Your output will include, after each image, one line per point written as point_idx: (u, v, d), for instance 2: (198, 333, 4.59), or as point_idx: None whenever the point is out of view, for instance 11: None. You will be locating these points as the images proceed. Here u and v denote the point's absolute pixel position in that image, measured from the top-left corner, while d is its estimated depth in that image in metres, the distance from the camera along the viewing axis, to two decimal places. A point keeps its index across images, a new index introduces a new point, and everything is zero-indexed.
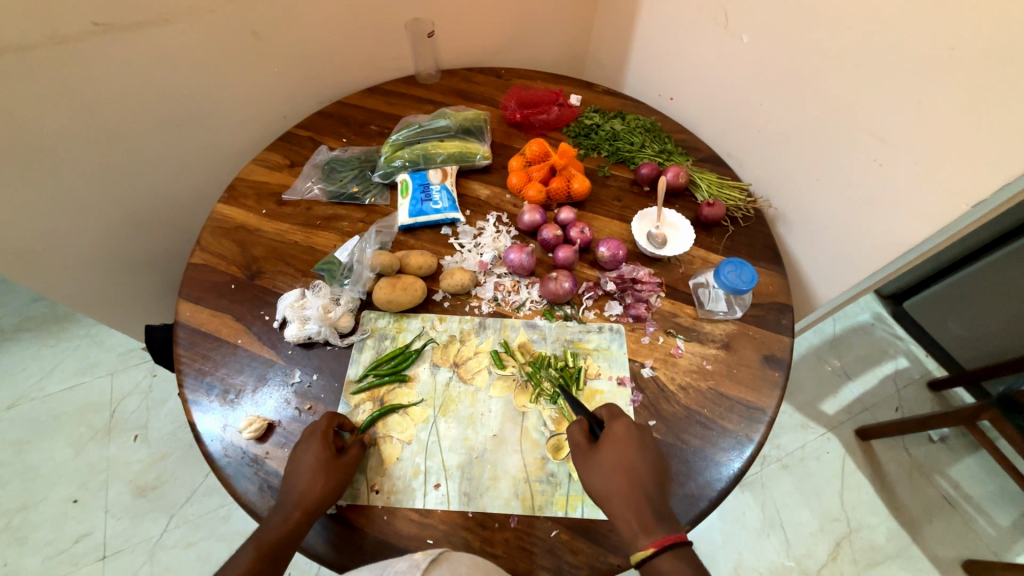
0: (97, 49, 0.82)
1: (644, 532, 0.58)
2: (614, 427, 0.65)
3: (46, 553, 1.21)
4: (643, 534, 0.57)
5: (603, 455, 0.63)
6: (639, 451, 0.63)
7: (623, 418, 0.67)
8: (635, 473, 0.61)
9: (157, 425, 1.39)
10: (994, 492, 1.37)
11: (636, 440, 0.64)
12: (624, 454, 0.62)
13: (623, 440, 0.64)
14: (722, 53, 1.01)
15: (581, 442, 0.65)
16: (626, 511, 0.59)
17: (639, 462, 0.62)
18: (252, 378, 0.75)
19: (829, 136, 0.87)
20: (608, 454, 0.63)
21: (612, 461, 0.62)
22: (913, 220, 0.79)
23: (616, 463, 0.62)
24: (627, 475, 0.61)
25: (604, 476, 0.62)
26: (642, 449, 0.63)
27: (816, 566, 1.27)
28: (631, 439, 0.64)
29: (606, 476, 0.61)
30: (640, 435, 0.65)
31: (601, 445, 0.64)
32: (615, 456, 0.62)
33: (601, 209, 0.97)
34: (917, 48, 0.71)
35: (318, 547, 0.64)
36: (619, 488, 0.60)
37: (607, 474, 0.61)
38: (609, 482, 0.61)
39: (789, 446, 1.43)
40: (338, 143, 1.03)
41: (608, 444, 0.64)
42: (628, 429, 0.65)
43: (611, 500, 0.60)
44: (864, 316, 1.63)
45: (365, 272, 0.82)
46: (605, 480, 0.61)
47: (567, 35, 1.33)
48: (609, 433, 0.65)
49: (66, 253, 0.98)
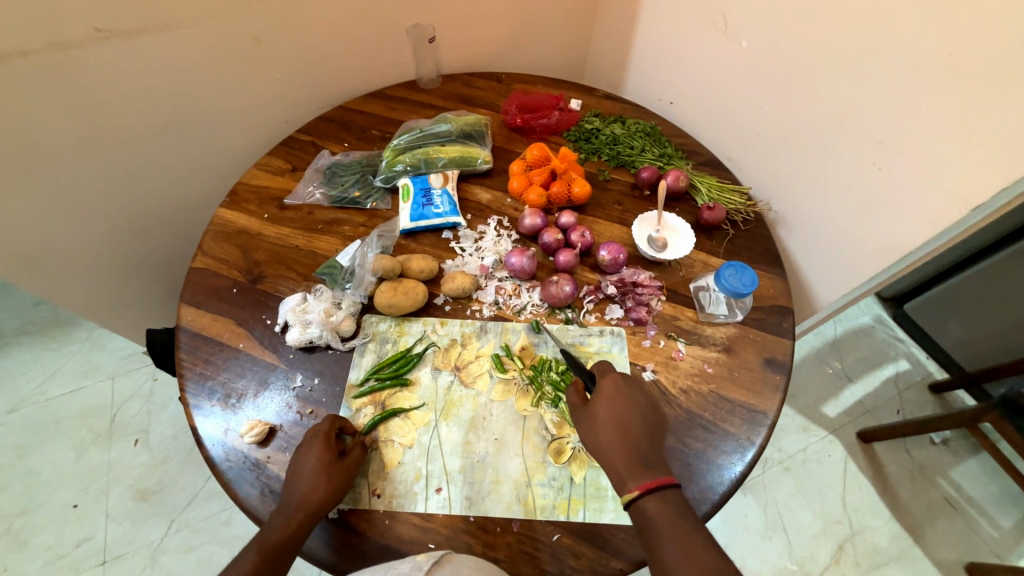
0: (100, 54, 0.83)
1: (631, 478, 0.60)
2: (605, 381, 0.67)
3: (45, 558, 1.20)
4: (630, 479, 0.60)
5: (596, 408, 0.65)
6: (629, 401, 0.65)
7: (612, 372, 0.69)
8: (624, 421, 0.63)
9: (158, 429, 1.39)
10: (996, 494, 1.37)
11: (626, 391, 0.66)
12: (614, 403, 0.65)
13: (612, 392, 0.66)
14: (721, 58, 1.01)
15: (576, 402, 0.68)
16: (616, 455, 0.61)
17: (630, 410, 0.64)
18: (253, 382, 0.75)
19: (829, 140, 0.87)
20: (599, 405, 0.65)
21: (602, 412, 0.64)
22: (913, 223, 0.79)
23: (608, 413, 0.64)
24: (617, 422, 0.63)
25: (596, 426, 0.64)
26: (633, 399, 0.66)
27: (818, 569, 1.26)
28: (620, 390, 0.66)
29: (597, 426, 0.64)
30: (630, 387, 0.67)
31: (592, 398, 0.66)
32: (605, 407, 0.65)
33: (601, 213, 0.97)
34: (915, 52, 0.71)
35: (320, 552, 0.64)
36: (608, 436, 0.63)
37: (599, 424, 0.64)
38: (601, 433, 0.63)
39: (790, 448, 1.43)
40: (339, 148, 1.04)
41: (599, 397, 0.66)
42: (617, 382, 0.67)
43: (601, 448, 0.63)
44: (865, 319, 1.64)
45: (366, 276, 0.82)
46: (597, 429, 0.64)
47: (567, 41, 1.34)
48: (599, 387, 0.67)
49: (68, 257, 0.99)
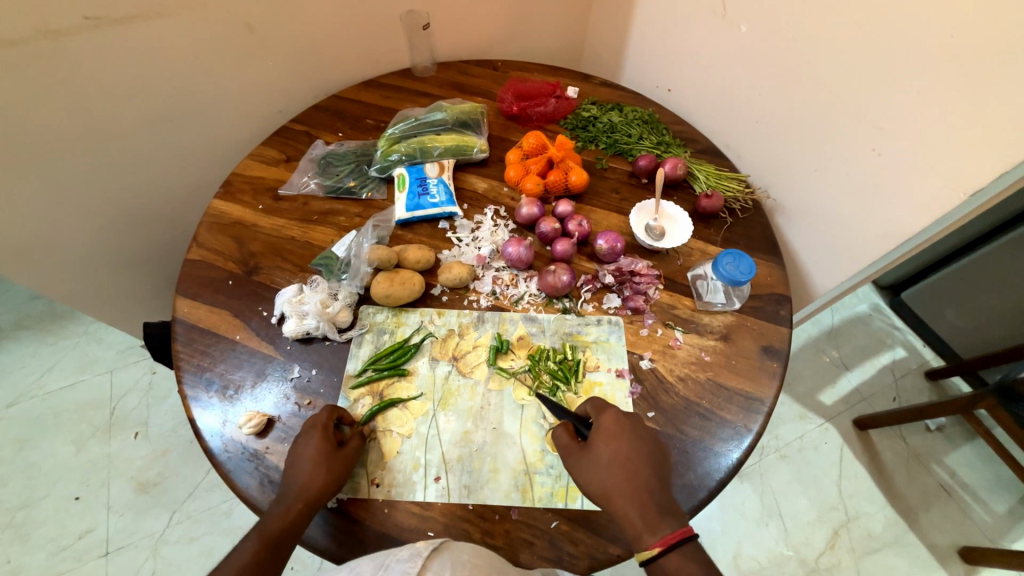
0: (89, 43, 0.82)
1: (650, 532, 0.58)
2: (604, 418, 0.66)
3: (48, 550, 1.21)
4: (648, 534, 0.58)
5: (598, 452, 0.63)
6: (632, 438, 0.64)
7: (610, 409, 0.67)
8: (632, 466, 0.62)
9: (158, 422, 1.39)
10: (990, 480, 1.38)
11: (628, 429, 0.65)
12: (618, 446, 0.63)
13: (614, 433, 0.64)
14: (720, 43, 1.00)
15: (569, 445, 0.66)
16: (629, 505, 0.60)
17: (636, 450, 0.63)
18: (251, 374, 0.75)
19: (829, 127, 0.87)
20: (602, 449, 0.63)
21: (606, 457, 0.63)
22: (912, 211, 0.79)
23: (614, 458, 0.62)
24: (625, 468, 0.62)
25: (601, 471, 0.62)
26: (635, 437, 0.64)
27: (814, 555, 1.28)
28: (622, 429, 0.64)
29: (603, 473, 0.62)
30: (631, 423, 0.65)
31: (592, 440, 0.65)
32: (609, 450, 0.63)
33: (599, 202, 0.96)
34: (917, 35, 0.70)
35: (319, 540, 0.64)
36: (617, 483, 0.61)
37: (605, 470, 0.62)
38: (609, 478, 0.61)
39: (787, 436, 1.44)
40: (334, 137, 1.03)
41: (600, 439, 0.64)
42: (617, 419, 0.65)
43: (612, 497, 0.61)
44: (862, 307, 1.64)
45: (362, 267, 0.82)
46: (603, 476, 0.62)
47: (564, 26, 1.32)
48: (599, 427, 0.65)
49: (62, 249, 0.98)
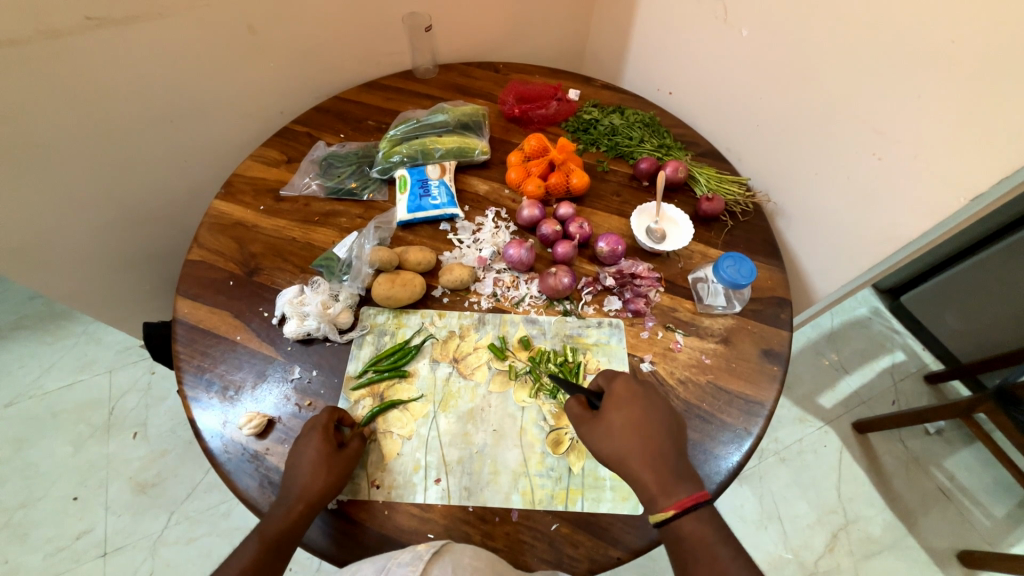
0: (91, 43, 0.82)
1: (664, 495, 0.59)
2: (615, 386, 0.66)
3: (46, 550, 1.21)
4: (663, 497, 0.59)
5: (610, 418, 0.64)
6: (644, 402, 0.64)
7: (621, 377, 0.68)
8: (646, 431, 0.62)
9: (157, 423, 1.39)
10: (989, 483, 1.38)
11: (640, 395, 0.65)
12: (631, 411, 0.63)
13: (626, 399, 0.65)
14: (720, 48, 1.01)
15: (582, 414, 0.66)
16: (643, 469, 0.60)
17: (648, 415, 0.63)
18: (252, 375, 0.75)
19: (829, 131, 0.87)
20: (614, 414, 0.64)
21: (619, 422, 0.63)
22: (913, 215, 0.79)
23: (626, 424, 0.63)
24: (639, 433, 0.62)
25: (614, 437, 0.62)
26: (647, 403, 0.64)
27: (813, 558, 1.28)
28: (634, 395, 0.65)
29: (616, 439, 0.62)
30: (642, 390, 0.66)
31: (604, 408, 0.65)
32: (620, 416, 0.63)
33: (600, 204, 0.97)
34: (917, 40, 0.71)
35: (318, 542, 0.64)
36: (632, 448, 0.61)
37: (617, 436, 0.62)
38: (621, 444, 0.62)
39: (787, 439, 1.44)
40: (335, 138, 1.03)
41: (611, 406, 0.64)
42: (629, 387, 0.66)
43: (625, 460, 0.61)
44: (862, 310, 1.64)
45: (364, 268, 0.82)
46: (616, 441, 0.62)
47: (565, 29, 1.33)
48: (611, 394, 0.66)
49: (62, 249, 0.98)
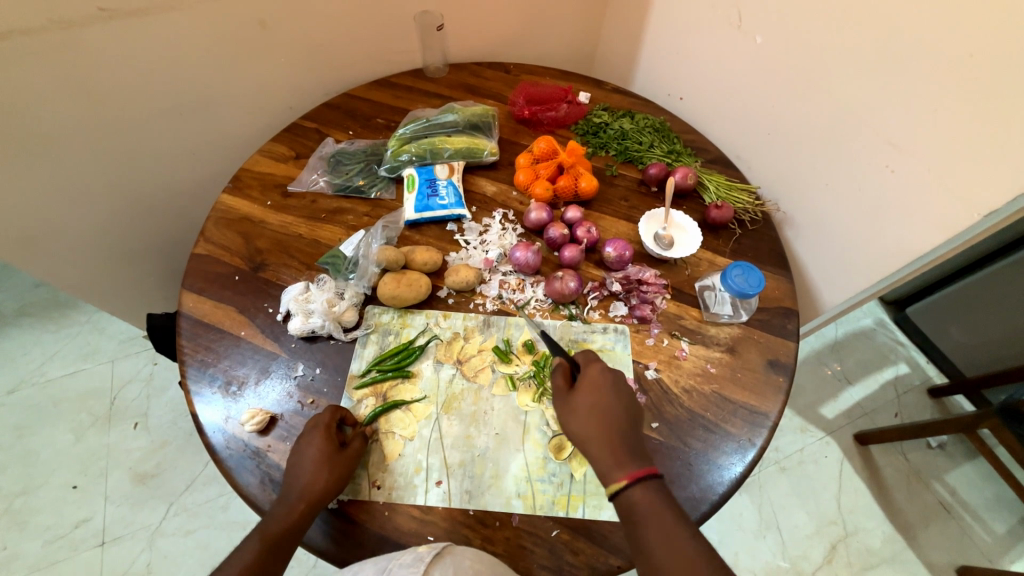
0: (103, 34, 0.81)
1: (618, 468, 0.59)
2: (590, 369, 0.66)
3: (45, 538, 1.21)
4: (617, 470, 0.59)
5: (579, 399, 0.64)
6: (613, 387, 0.64)
7: (598, 361, 0.67)
8: (608, 413, 0.62)
9: (158, 414, 1.39)
10: (990, 498, 1.38)
11: (609, 380, 0.65)
12: (597, 395, 0.64)
13: (597, 382, 0.65)
14: (732, 54, 1.00)
15: (559, 388, 0.66)
16: (603, 450, 0.60)
17: (614, 400, 0.63)
18: (254, 370, 0.75)
19: (841, 141, 0.86)
20: (582, 395, 0.64)
21: (587, 404, 0.63)
22: (924, 229, 0.78)
23: (590, 406, 0.63)
24: (600, 415, 0.62)
25: (579, 418, 0.63)
26: (615, 387, 0.65)
27: (811, 568, 1.27)
28: (606, 381, 0.65)
29: (581, 420, 0.62)
30: (612, 375, 0.66)
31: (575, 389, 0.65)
32: (588, 397, 0.63)
33: (607, 209, 0.96)
34: (934, 53, 0.70)
35: (319, 542, 0.64)
36: (593, 429, 0.61)
37: (582, 416, 0.62)
38: (584, 426, 0.62)
39: (787, 448, 1.44)
40: (344, 136, 1.03)
41: (583, 387, 0.64)
42: (603, 372, 0.66)
43: (588, 441, 0.61)
44: (867, 321, 1.63)
45: (370, 267, 0.82)
46: (582, 423, 0.62)
47: (577, 31, 1.32)
48: (583, 376, 0.65)
49: (67, 238, 0.98)
